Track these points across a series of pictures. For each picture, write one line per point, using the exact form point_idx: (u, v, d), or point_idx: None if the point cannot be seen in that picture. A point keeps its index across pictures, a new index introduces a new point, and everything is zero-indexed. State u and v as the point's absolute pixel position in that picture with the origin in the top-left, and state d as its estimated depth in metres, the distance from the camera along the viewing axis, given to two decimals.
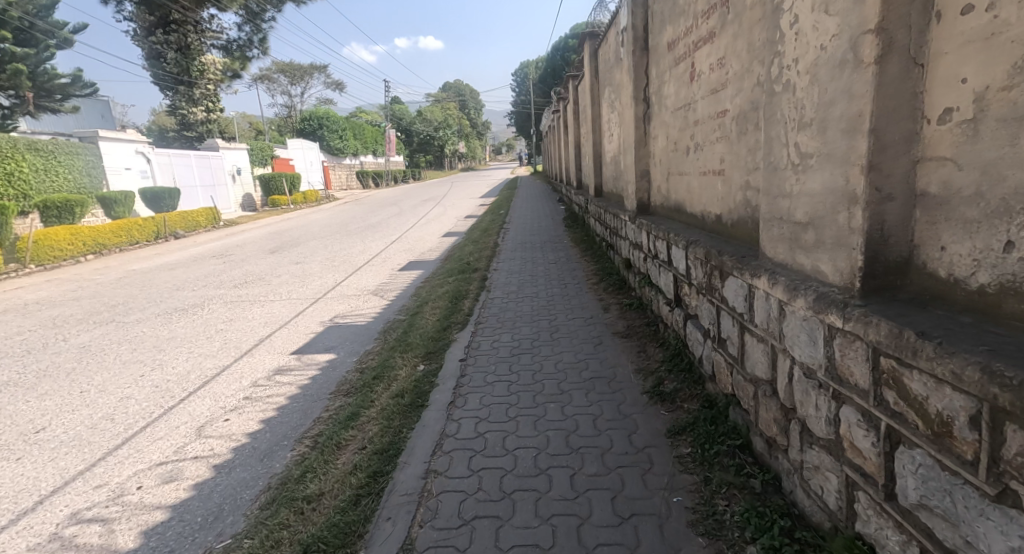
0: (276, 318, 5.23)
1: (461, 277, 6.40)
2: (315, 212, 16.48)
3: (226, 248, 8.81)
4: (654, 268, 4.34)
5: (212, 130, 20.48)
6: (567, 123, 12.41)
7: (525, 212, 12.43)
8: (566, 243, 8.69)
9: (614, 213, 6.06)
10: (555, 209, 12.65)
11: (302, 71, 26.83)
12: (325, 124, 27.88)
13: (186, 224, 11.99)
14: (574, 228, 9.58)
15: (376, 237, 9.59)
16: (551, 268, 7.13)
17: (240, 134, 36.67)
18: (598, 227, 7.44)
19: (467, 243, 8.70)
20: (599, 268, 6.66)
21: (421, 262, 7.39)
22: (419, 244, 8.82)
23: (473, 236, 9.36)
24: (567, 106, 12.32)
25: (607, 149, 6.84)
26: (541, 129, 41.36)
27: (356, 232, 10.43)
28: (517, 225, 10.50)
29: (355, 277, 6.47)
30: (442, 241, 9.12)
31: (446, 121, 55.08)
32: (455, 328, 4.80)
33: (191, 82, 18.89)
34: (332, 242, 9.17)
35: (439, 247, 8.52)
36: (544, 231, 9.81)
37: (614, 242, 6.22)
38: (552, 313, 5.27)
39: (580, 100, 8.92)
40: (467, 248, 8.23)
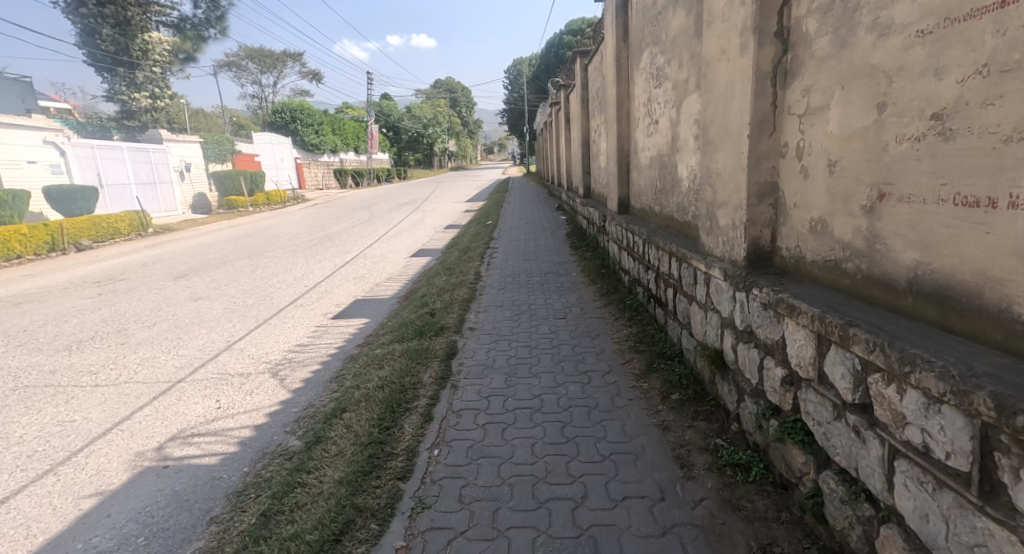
0: (53, 448, 3.48)
1: (412, 347, 4.57)
2: (278, 217, 14.40)
3: (127, 267, 7.13)
4: (886, 475, 2.13)
5: (160, 120, 18.43)
6: (568, 116, 10.59)
7: (515, 223, 10.44)
8: (576, 273, 6.78)
9: (692, 275, 3.89)
10: (554, 217, 10.78)
11: (272, 59, 24.69)
12: (298, 117, 25.79)
13: (99, 231, 9.94)
14: (581, 253, 7.51)
15: (328, 254, 7.76)
16: (561, 328, 5.17)
17: (203, 127, 34.48)
18: (629, 261, 5.57)
19: (441, 267, 6.88)
20: (643, 343, 4.64)
21: (374, 305, 5.65)
22: (377, 264, 7.04)
23: (447, 255, 7.60)
24: (567, 96, 10.51)
25: (640, 146, 5.14)
26: (534, 127, 39.39)
27: (301, 245, 8.67)
28: (510, 244, 8.41)
29: (237, 347, 4.72)
30: (405, 262, 7.30)
31: (435, 120, 53.17)
32: (354, 546, 2.61)
33: (132, 63, 16.97)
34: (265, 260, 7.34)
35: (403, 273, 6.72)
36: (543, 252, 7.88)
37: (685, 317, 4.09)
38: (577, 484, 3.07)
39: (591, 85, 7.16)
40: (436, 276, 6.43)
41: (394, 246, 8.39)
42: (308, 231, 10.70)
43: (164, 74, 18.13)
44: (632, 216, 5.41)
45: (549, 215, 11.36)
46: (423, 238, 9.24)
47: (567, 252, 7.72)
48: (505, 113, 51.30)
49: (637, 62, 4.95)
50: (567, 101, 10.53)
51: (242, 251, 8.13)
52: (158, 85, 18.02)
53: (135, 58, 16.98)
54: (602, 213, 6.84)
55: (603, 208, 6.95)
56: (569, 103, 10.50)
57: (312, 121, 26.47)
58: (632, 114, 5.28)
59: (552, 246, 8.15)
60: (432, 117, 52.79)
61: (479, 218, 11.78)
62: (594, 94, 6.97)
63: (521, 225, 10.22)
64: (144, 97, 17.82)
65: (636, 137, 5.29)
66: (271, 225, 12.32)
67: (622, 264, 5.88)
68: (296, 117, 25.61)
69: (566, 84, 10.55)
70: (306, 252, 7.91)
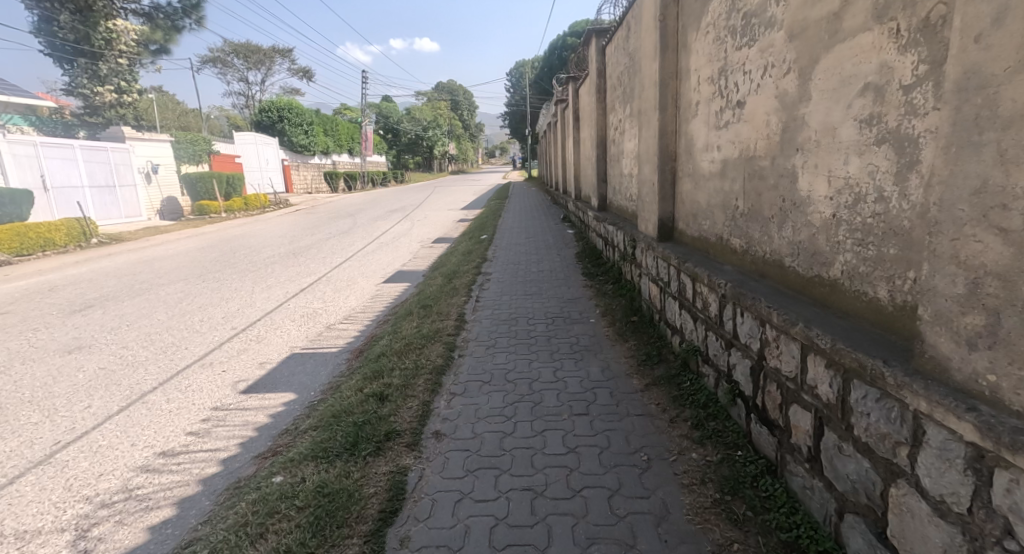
0: None
1: (327, 491, 2.94)
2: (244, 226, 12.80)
3: (29, 290, 6.06)
4: None
5: (126, 116, 17.58)
6: (575, 112, 9.32)
7: (511, 239, 8.68)
8: (598, 329, 5.10)
9: (909, 437, 2.12)
10: (559, 229, 9.34)
11: (260, 55, 23.47)
12: (286, 117, 24.36)
13: (24, 244, 8.60)
14: (603, 294, 5.78)
15: (275, 279, 6.43)
16: (586, 451, 3.41)
17: (185, 126, 33.44)
18: (690, 325, 3.98)
19: (414, 308, 5.41)
20: (746, 502, 2.87)
21: (301, 380, 4.26)
22: (316, 302, 5.70)
23: (424, 283, 6.25)
24: (575, 89, 9.18)
25: (705, 148, 3.90)
26: (537, 131, 38.01)
27: (250, 262, 7.47)
28: (505, 275, 6.62)
29: (44, 471, 3.32)
30: (369, 294, 5.99)
31: (435, 122, 51.98)
32: None
33: (94, 54, 16.22)
34: (193, 288, 6.04)
35: (357, 315, 5.42)
36: (549, 287, 6.17)
37: (869, 504, 2.34)
38: None
39: (610, 71, 5.87)
40: (390, 332, 4.93)
41: (361, 266, 7.07)
42: (271, 244, 9.31)
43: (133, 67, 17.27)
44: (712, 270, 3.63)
45: (553, 226, 9.83)
46: (402, 256, 7.91)
47: (582, 290, 6.03)
48: (506, 115, 49.93)
49: (711, 37, 3.68)
50: (575, 94, 9.24)
51: (179, 271, 6.79)
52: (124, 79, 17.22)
53: (98, 48, 16.24)
54: (637, 242, 5.14)
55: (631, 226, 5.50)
56: (577, 97, 9.15)
57: (301, 121, 25.10)
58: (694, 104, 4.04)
59: (560, 278, 6.46)
60: (432, 119, 51.59)
61: (471, 230, 10.35)
62: (617, 85, 5.69)
63: (520, 240, 8.50)
64: (109, 91, 17.06)
65: (696, 135, 4.03)
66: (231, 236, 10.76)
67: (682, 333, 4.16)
68: (283, 117, 24.22)
69: (574, 75, 9.25)
70: (254, 275, 6.57)
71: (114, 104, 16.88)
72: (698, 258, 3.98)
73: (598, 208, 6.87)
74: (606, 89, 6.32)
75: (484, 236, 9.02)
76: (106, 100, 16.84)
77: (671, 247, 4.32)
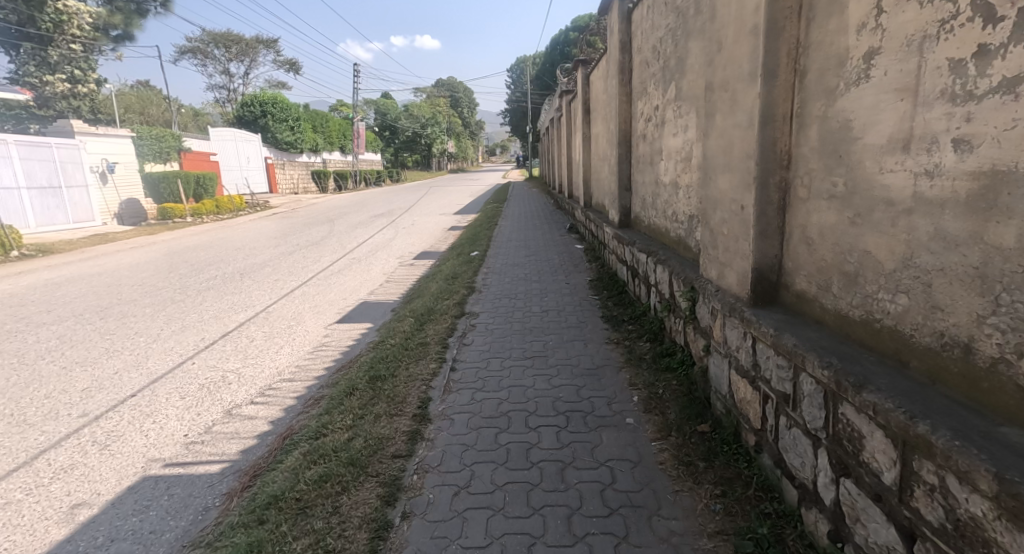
0: None
1: None
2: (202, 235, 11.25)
3: None
4: None
5: (80, 108, 17.45)
6: (586, 104, 7.90)
7: (503, 260, 6.92)
8: (645, 455, 3.30)
9: None
10: (566, 245, 7.79)
11: (242, 45, 22.21)
12: (271, 113, 22.87)
13: None
14: (644, 381, 4.04)
15: (192, 318, 5.01)
16: None
17: (165, 120, 32.60)
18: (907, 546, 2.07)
19: (353, 393, 3.80)
20: None
21: (128, 549, 2.67)
22: (223, 364, 4.25)
23: (384, 333, 4.68)
24: (584, 75, 7.74)
25: (876, 146, 2.42)
26: (537, 129, 36.57)
27: (174, 285, 6.12)
28: (496, 329, 4.87)
29: None
30: (299, 346, 4.53)
31: (435, 119, 50.53)
32: None
33: (45, 38, 15.67)
34: (70, 337, 4.64)
35: (275, 388, 3.98)
36: (560, 358, 4.42)
37: None
38: None
39: (648, 41, 4.41)
40: (305, 442, 3.33)
41: (313, 297, 5.66)
42: (218, 258, 7.89)
43: (87, 54, 16.79)
44: (998, 463, 1.74)
45: (557, 240, 8.29)
46: (369, 279, 6.49)
47: (608, 365, 4.30)
48: (506, 112, 48.46)
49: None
50: (584, 82, 7.84)
51: (77, 302, 5.39)
52: (78, 67, 16.91)
53: (47, 31, 15.61)
54: (724, 322, 3.36)
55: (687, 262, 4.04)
56: (587, 84, 7.74)
57: (287, 117, 23.66)
58: (828, 84, 2.67)
59: (573, 337, 4.73)
60: (431, 116, 50.08)
61: (458, 244, 8.83)
62: (658, 61, 4.24)
63: (517, 264, 6.74)
64: (61, 80, 16.70)
65: (856, 120, 2.52)
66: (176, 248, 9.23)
67: (848, 537, 2.32)
68: (267, 113, 22.79)
69: (584, 60, 7.86)
70: (167, 310, 5.20)
71: (66, 93, 16.64)
72: (906, 393, 2.13)
73: (616, 227, 5.39)
74: (637, 71, 4.87)
75: (473, 253, 7.51)
76: (58, 90, 16.58)
77: (811, 346, 2.55)
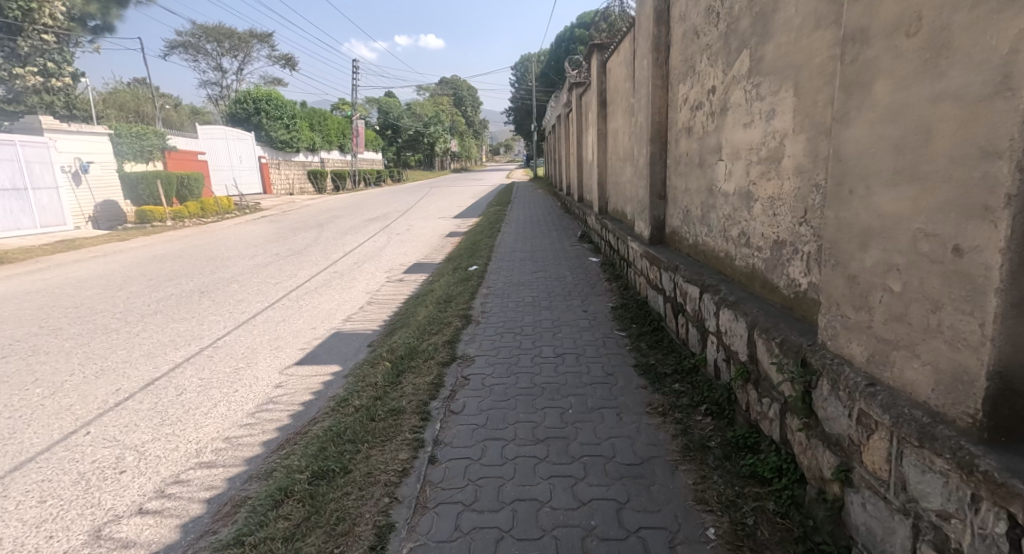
0: None
1: None
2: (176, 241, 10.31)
3: None
4: None
5: (53, 102, 16.94)
6: (602, 95, 6.93)
7: (504, 280, 5.84)
8: None
9: None
10: (580, 258, 6.75)
11: (234, 39, 21.44)
12: (265, 110, 22.02)
13: None
14: (719, 497, 2.66)
15: (115, 357, 4.05)
16: None
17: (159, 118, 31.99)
18: None
19: (283, 505, 2.58)
20: None
21: None
22: (126, 437, 3.19)
23: (349, 392, 3.56)
24: (601, 62, 6.79)
25: None
26: (542, 128, 35.66)
27: (113, 307, 5.20)
28: (494, 393, 3.64)
29: None
30: (237, 406, 3.48)
31: (438, 118, 49.71)
32: None
33: (16, 28, 14.94)
34: None
35: (184, 481, 2.85)
36: (586, 444, 3.16)
37: None
38: None
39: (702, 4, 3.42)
40: None
41: (275, 326, 4.69)
42: (181, 270, 6.97)
43: (60, 46, 16.26)
44: None
45: (569, 251, 7.31)
46: (346, 301, 5.53)
47: (657, 459, 3.02)
48: (510, 110, 47.50)
49: None
50: (600, 70, 6.88)
51: None
52: (51, 59, 16.32)
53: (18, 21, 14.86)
54: (901, 454, 1.95)
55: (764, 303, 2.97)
56: (603, 72, 6.79)
57: (282, 114, 22.81)
58: None
59: (601, 407, 3.52)
60: (433, 115, 49.25)
61: (455, 255, 7.78)
62: (719, 27, 3.25)
63: (523, 285, 5.67)
64: (32, 74, 16.03)
65: None
66: (138, 257, 8.25)
67: None
68: (260, 110, 21.92)
69: (600, 45, 6.91)
70: (88, 345, 4.25)
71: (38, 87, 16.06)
72: None
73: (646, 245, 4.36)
74: (680, 48, 3.88)
75: (472, 268, 6.46)
76: (30, 84, 15.97)
77: None
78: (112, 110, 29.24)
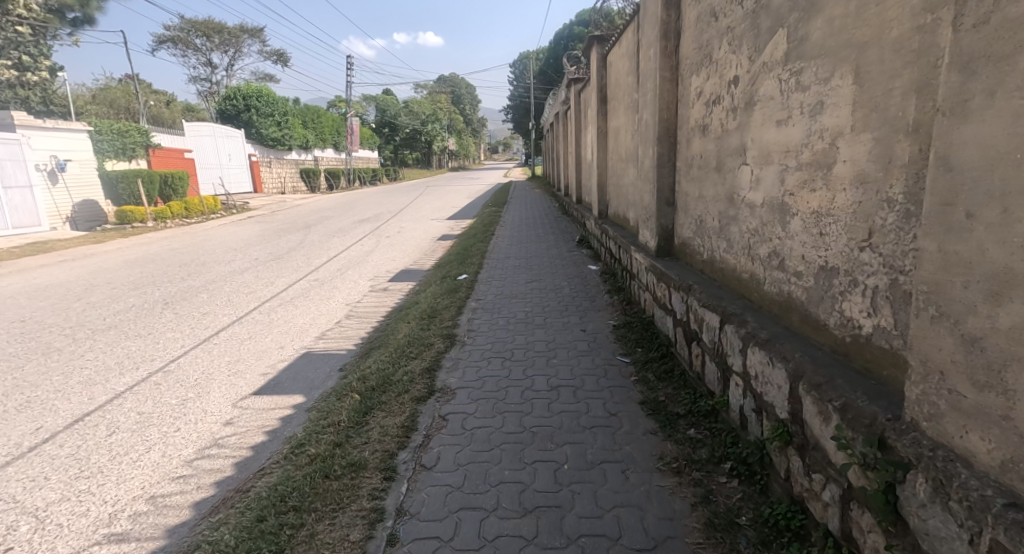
0: None
1: None
2: (152, 243, 9.85)
3: None
4: None
5: (27, 96, 16.60)
6: (603, 91, 6.49)
7: (495, 293, 5.33)
8: None
9: None
10: (578, 267, 6.27)
11: (223, 33, 21.03)
12: (255, 107, 21.53)
13: None
14: None
15: (47, 387, 3.60)
16: None
17: (150, 116, 31.67)
18: None
19: None
20: None
21: None
22: (29, 496, 2.70)
23: (307, 434, 3.09)
24: (602, 55, 6.36)
25: None
26: (538, 124, 35.20)
27: (64, 321, 4.76)
28: (475, 441, 3.14)
29: None
30: (171, 455, 3.00)
31: (436, 116, 49.26)
32: None
33: None
34: None
35: None
36: (585, 517, 2.61)
37: None
38: None
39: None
40: None
41: (238, 346, 4.24)
42: (149, 277, 6.51)
43: (35, 38, 15.74)
44: None
45: (566, 258, 6.87)
46: (320, 315, 5.07)
47: (675, 542, 2.44)
48: (507, 108, 47.06)
49: None
50: (600, 64, 6.44)
51: None
52: (27, 52, 15.94)
53: None
54: None
55: (805, 345, 2.54)
56: (605, 66, 6.35)
57: (273, 111, 22.34)
58: None
59: (602, 462, 3.01)
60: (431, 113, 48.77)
61: (445, 261, 7.30)
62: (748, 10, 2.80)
63: (516, 299, 5.18)
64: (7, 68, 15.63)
65: None
66: (108, 261, 7.79)
67: None
68: (251, 107, 21.43)
69: (601, 37, 6.47)
70: (25, 368, 3.82)
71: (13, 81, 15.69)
72: None
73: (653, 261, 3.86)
74: (693, 36, 3.43)
75: (461, 277, 5.99)
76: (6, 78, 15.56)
77: None
78: (102, 107, 28.88)
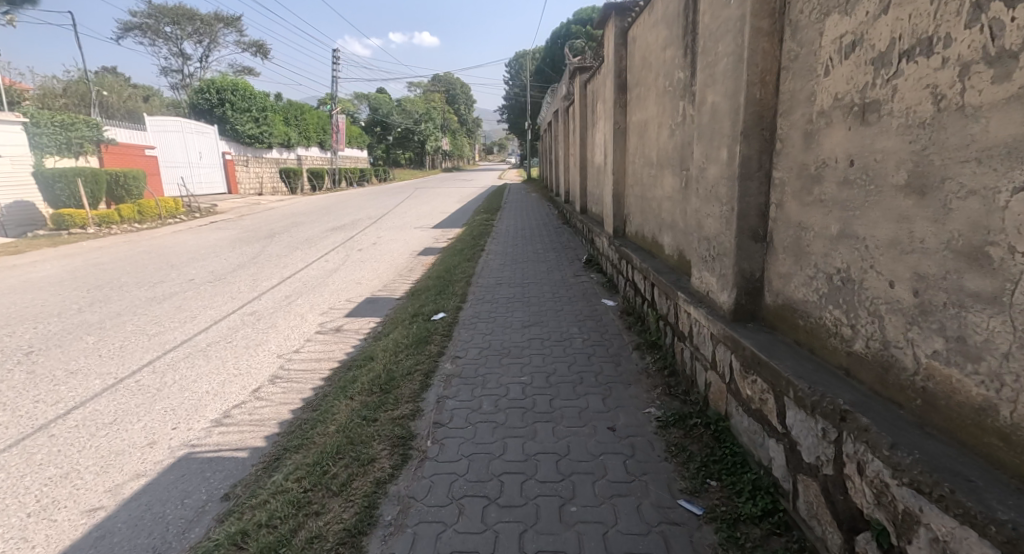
0: None
1: None
2: (78, 253, 8.44)
3: None
4: None
5: None
6: (622, 77, 5.16)
7: (483, 352, 3.69)
8: None
9: None
10: (589, 303, 4.84)
11: (197, 22, 19.73)
12: (229, 101, 19.98)
13: None
14: None
15: None
16: None
17: (124, 111, 30.23)
18: None
19: None
20: None
21: None
22: None
23: None
24: (621, 31, 5.04)
25: None
26: (535, 125, 33.85)
27: None
28: None
29: None
30: None
31: (429, 116, 47.88)
32: None
33: None
34: None
35: None
36: None
37: None
38: None
39: None
40: None
41: (87, 439, 2.81)
42: (36, 309, 5.07)
43: None
44: None
45: (574, 287, 5.46)
46: (233, 378, 3.64)
47: None
48: (503, 109, 45.78)
49: None
50: (620, 43, 5.12)
51: None
52: None
53: None
54: None
55: None
56: (627, 44, 5.02)
57: (250, 106, 20.91)
58: None
59: None
60: (423, 113, 47.36)
61: (419, 289, 5.77)
62: None
63: (517, 359, 3.54)
64: None
65: None
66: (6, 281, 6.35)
67: None
68: (226, 101, 19.92)
69: (621, 10, 5.16)
70: None
71: None
72: None
73: (720, 323, 2.40)
74: None
75: (435, 320, 4.50)
76: None
77: None
78: (75, 100, 27.48)
